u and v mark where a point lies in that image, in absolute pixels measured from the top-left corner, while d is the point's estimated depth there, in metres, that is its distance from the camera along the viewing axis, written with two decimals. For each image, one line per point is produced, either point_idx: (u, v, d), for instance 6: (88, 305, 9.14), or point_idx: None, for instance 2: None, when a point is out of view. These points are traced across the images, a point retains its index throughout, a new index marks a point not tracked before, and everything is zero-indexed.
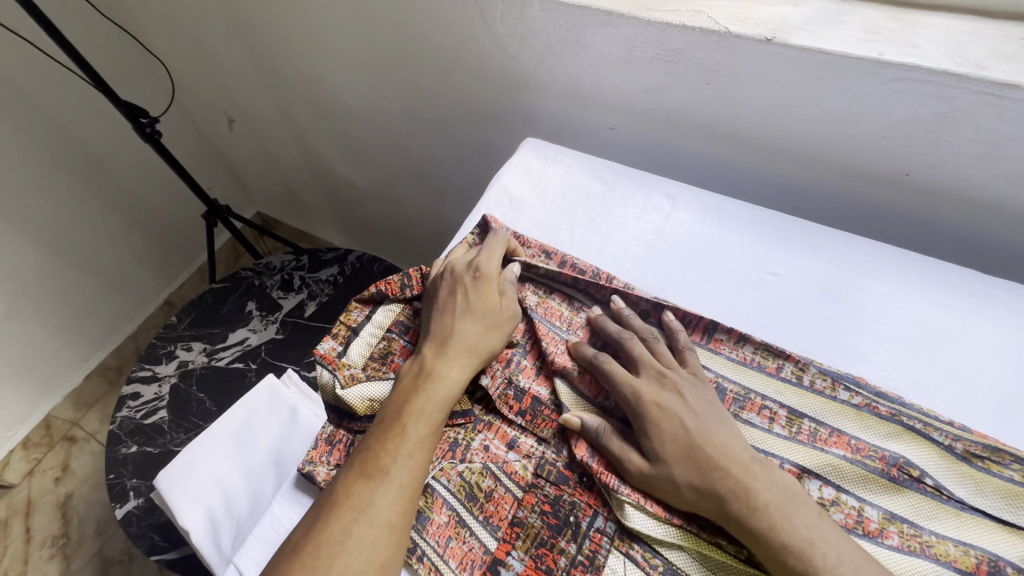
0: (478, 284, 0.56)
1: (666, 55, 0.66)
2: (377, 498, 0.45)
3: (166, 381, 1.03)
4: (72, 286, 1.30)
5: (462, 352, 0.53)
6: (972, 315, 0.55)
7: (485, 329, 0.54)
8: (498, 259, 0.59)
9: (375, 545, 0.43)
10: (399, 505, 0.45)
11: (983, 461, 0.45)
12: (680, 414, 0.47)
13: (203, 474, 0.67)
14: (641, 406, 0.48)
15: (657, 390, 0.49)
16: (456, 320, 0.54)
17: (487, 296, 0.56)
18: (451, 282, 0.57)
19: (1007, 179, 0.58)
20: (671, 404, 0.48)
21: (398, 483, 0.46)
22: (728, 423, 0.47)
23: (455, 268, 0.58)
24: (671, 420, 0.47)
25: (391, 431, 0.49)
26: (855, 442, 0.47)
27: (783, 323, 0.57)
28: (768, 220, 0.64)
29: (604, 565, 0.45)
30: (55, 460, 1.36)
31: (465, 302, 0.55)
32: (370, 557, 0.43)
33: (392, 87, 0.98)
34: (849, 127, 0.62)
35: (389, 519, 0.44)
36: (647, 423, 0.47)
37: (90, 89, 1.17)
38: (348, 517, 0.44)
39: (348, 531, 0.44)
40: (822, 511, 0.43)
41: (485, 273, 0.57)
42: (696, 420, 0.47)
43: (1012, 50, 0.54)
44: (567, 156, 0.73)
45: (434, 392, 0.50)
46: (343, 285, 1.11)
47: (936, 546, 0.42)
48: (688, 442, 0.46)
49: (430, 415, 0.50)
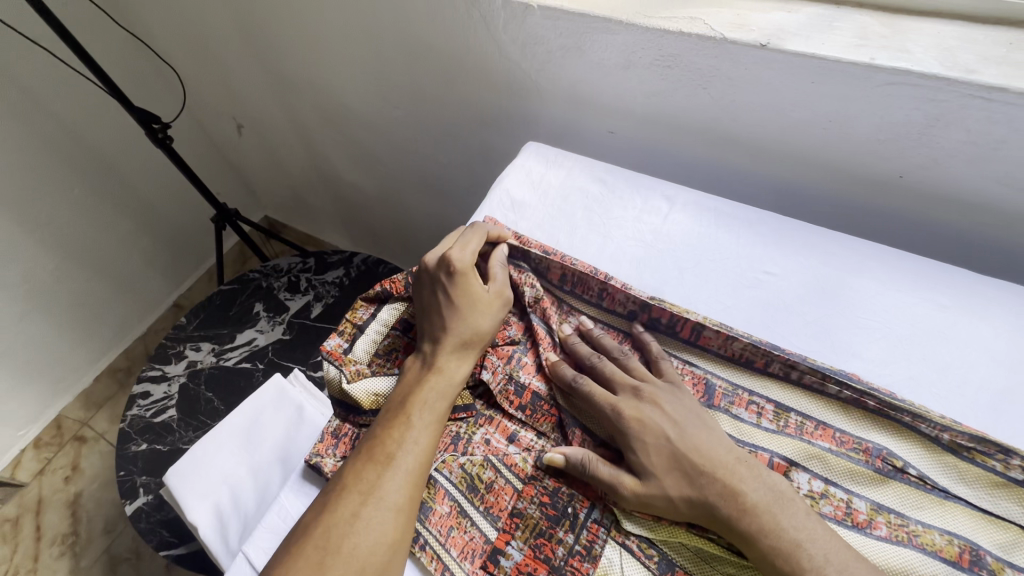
0: (458, 277, 0.57)
1: (664, 60, 0.68)
2: (384, 482, 0.47)
3: (175, 380, 1.05)
4: (83, 289, 1.33)
5: (458, 344, 0.54)
6: (964, 314, 0.56)
7: (474, 322, 0.56)
8: (474, 247, 0.59)
9: (384, 527, 0.45)
10: (406, 488, 0.47)
11: (968, 451, 0.46)
12: (661, 425, 0.48)
13: (211, 470, 0.69)
14: (621, 421, 0.48)
15: (634, 404, 0.49)
16: (443, 316, 0.56)
17: (469, 289, 0.57)
18: (432, 279, 0.58)
19: (1000, 180, 0.59)
20: (650, 417, 0.48)
21: (404, 467, 0.48)
22: (711, 432, 0.48)
23: (430, 269, 0.58)
24: (653, 433, 0.48)
25: (396, 419, 0.50)
26: (840, 434, 0.49)
27: (778, 321, 0.58)
28: (765, 221, 0.65)
29: (601, 555, 0.46)
30: (65, 459, 1.38)
31: (448, 296, 0.56)
32: (379, 538, 0.44)
33: (398, 93, 1.00)
34: (843, 130, 0.63)
35: (396, 502, 0.46)
36: (629, 440, 0.48)
37: (103, 95, 1.20)
38: (356, 500, 0.46)
39: (356, 513, 0.45)
40: (809, 508, 0.44)
41: (459, 266, 0.57)
42: (677, 431, 0.48)
43: (1000, 55, 0.56)
44: (568, 159, 0.74)
45: (438, 382, 0.52)
46: (348, 287, 1.13)
47: (923, 535, 0.44)
48: (672, 454, 0.47)
49: (434, 403, 0.51)
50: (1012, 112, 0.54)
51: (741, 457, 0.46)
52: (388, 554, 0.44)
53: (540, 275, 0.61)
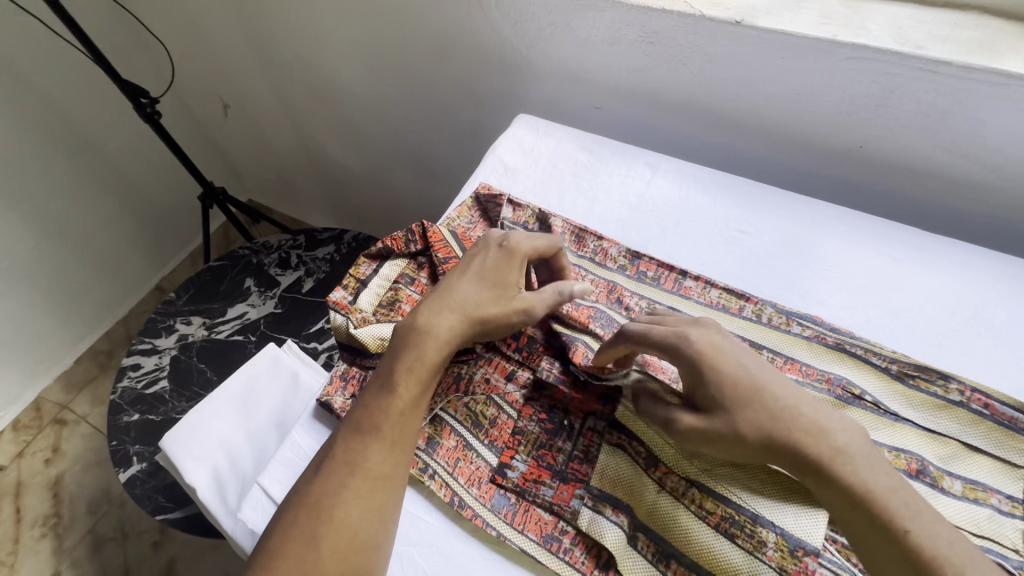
0: (504, 259, 0.55)
1: (648, 37, 0.72)
2: (372, 453, 0.47)
3: (167, 353, 1.06)
4: (64, 268, 1.31)
5: (458, 311, 0.52)
6: (914, 265, 0.62)
7: (477, 298, 0.53)
8: (540, 244, 0.56)
9: (371, 497, 0.46)
10: (392, 458, 0.47)
11: (914, 379, 0.53)
12: (735, 356, 0.46)
13: (208, 436, 0.67)
14: (694, 351, 0.46)
15: (706, 333, 0.48)
16: (462, 277, 0.55)
17: (503, 272, 0.54)
18: (480, 248, 0.57)
19: (945, 148, 0.66)
20: (727, 347, 0.47)
21: (390, 439, 0.48)
22: (771, 370, 0.46)
23: (490, 238, 0.57)
24: (732, 362, 0.46)
25: (383, 389, 0.50)
26: (805, 368, 0.55)
27: (751, 275, 0.63)
28: (739, 187, 0.71)
29: (598, 456, 0.51)
30: (45, 442, 1.36)
31: (480, 268, 0.55)
32: (367, 508, 0.45)
33: (390, 71, 1.03)
34: (809, 102, 0.69)
35: (382, 472, 0.47)
36: (702, 372, 0.45)
37: (86, 71, 1.19)
38: (344, 471, 0.46)
39: (344, 484, 0.46)
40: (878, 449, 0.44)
41: (513, 248, 0.55)
42: (755, 365, 0.46)
43: (946, 33, 0.62)
44: (557, 130, 0.79)
45: (423, 345, 0.51)
46: (340, 262, 1.16)
47: (875, 452, 0.50)
48: (747, 387, 0.45)
49: (419, 372, 0.50)
50: (955, 83, 0.60)
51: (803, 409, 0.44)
52: (376, 521, 0.45)
53: (539, 220, 0.67)
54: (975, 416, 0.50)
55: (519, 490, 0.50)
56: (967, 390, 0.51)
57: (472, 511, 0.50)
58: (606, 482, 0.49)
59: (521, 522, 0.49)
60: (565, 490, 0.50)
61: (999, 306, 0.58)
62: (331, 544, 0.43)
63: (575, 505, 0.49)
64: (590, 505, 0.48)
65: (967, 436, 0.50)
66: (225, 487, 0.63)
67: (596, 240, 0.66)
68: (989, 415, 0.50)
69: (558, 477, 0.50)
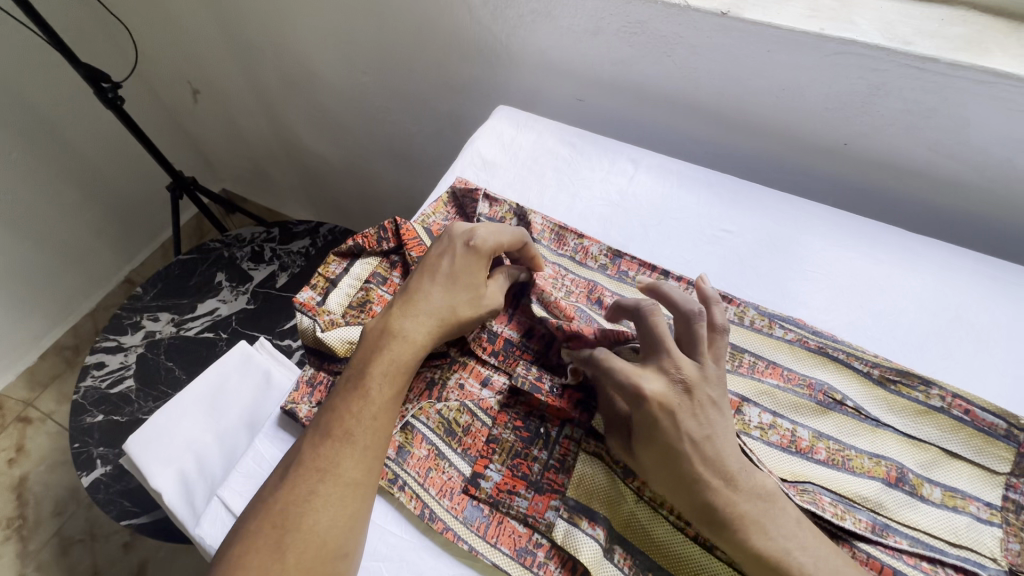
0: (471, 259, 0.53)
1: (630, 27, 0.70)
2: (343, 458, 0.44)
3: (132, 350, 1.02)
4: (25, 261, 1.25)
5: (435, 317, 0.51)
6: (897, 266, 0.61)
7: (446, 302, 0.51)
8: (506, 239, 0.54)
9: (341, 502, 0.43)
10: (364, 462, 0.45)
11: (895, 384, 0.52)
12: (683, 424, 0.43)
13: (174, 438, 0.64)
14: (644, 412, 0.44)
15: (666, 388, 0.44)
16: (432, 282, 0.52)
17: (474, 272, 0.52)
18: (445, 245, 0.54)
19: (930, 147, 0.65)
20: (679, 408, 0.44)
21: (362, 443, 0.45)
22: (719, 434, 0.43)
23: (453, 233, 0.54)
24: (673, 431, 0.43)
25: (354, 393, 0.47)
26: (787, 372, 0.54)
27: (734, 275, 0.62)
28: (724, 183, 0.69)
29: (573, 465, 0.49)
30: (8, 441, 1.30)
31: (450, 270, 0.52)
32: (337, 513, 0.43)
33: (365, 56, 0.98)
34: (794, 99, 0.68)
35: (354, 477, 0.44)
36: (650, 430, 0.44)
37: (44, 52, 1.12)
38: (313, 477, 0.44)
39: (314, 491, 0.43)
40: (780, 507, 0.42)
41: (479, 247, 0.53)
42: (702, 434, 0.43)
43: (934, 30, 0.61)
44: (539, 123, 0.76)
45: (398, 350, 0.49)
46: (316, 256, 1.12)
47: (854, 459, 0.49)
48: (676, 455, 0.43)
49: (394, 375, 0.48)
50: (942, 81, 0.59)
51: (711, 480, 0.42)
52: (347, 528, 0.43)
53: (516, 217, 0.65)
54: (956, 422, 0.50)
55: (493, 501, 0.48)
56: (949, 396, 0.50)
57: (444, 524, 0.48)
58: (583, 492, 0.48)
59: (494, 535, 0.47)
60: (540, 500, 0.48)
61: (982, 310, 0.58)
62: (297, 555, 0.41)
63: (550, 516, 0.47)
64: (566, 517, 0.46)
65: (947, 442, 0.49)
66: (192, 492, 0.60)
67: (576, 239, 0.64)
68: (969, 420, 0.49)
69: (533, 488, 0.49)
